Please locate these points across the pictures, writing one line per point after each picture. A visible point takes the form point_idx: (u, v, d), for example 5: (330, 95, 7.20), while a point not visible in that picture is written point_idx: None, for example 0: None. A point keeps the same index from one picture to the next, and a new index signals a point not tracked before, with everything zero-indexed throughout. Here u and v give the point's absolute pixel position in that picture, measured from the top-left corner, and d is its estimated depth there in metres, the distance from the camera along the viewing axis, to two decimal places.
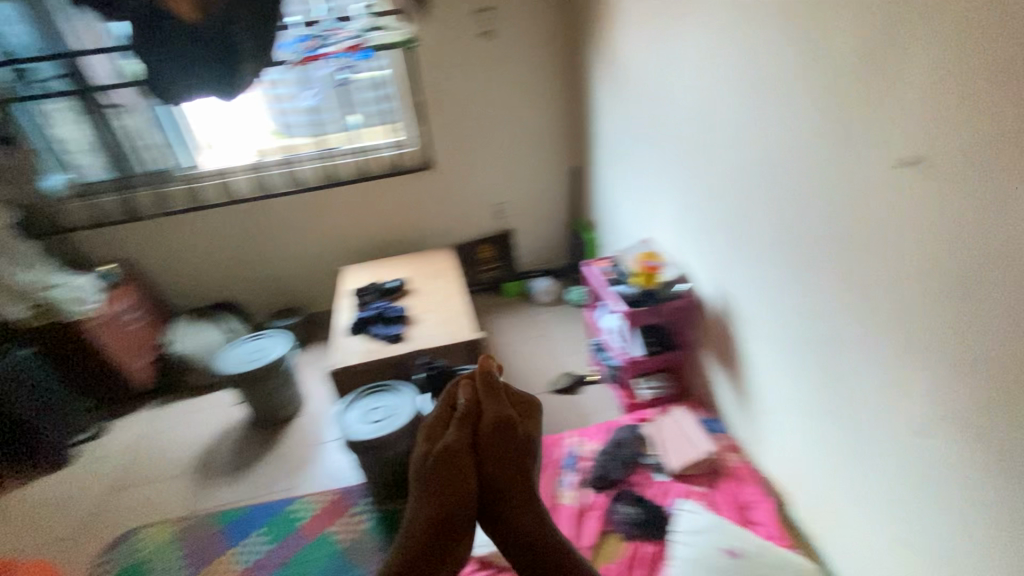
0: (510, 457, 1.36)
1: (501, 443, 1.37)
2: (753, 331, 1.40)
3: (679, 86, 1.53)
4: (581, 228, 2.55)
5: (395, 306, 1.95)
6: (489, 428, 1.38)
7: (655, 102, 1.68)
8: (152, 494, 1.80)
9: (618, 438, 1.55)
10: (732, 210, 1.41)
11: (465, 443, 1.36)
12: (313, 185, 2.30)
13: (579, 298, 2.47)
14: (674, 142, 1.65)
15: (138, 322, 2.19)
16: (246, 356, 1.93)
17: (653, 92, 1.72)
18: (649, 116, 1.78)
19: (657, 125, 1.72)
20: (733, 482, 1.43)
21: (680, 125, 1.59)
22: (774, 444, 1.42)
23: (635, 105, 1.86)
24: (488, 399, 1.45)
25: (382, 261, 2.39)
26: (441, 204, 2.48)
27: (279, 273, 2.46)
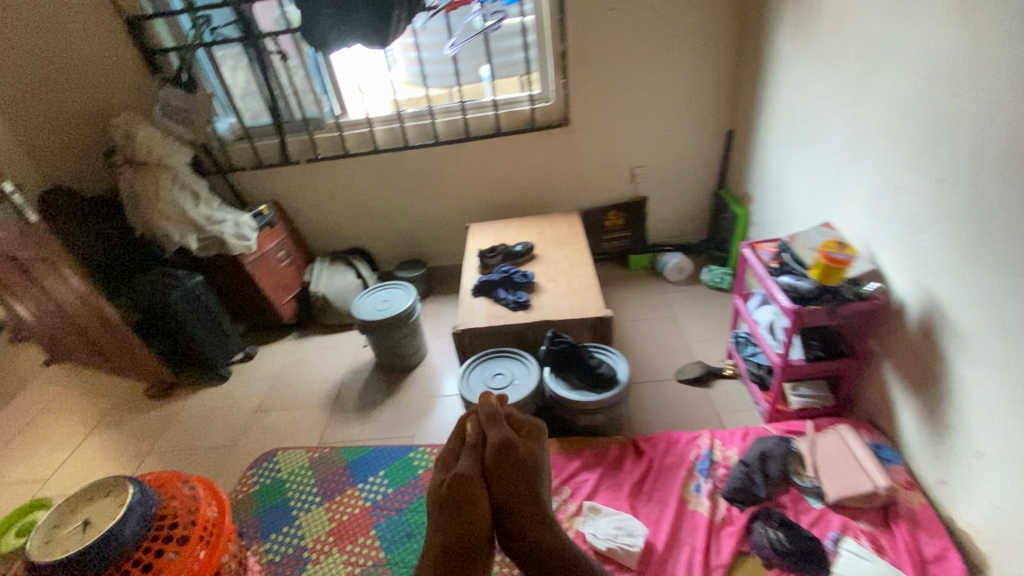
0: (523, 483, 1.17)
1: (513, 470, 1.18)
2: (952, 350, 1.15)
3: (904, 34, 1.19)
4: (729, 201, 2.25)
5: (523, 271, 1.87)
6: (496, 453, 1.19)
7: (863, 53, 1.34)
8: (290, 420, 1.97)
9: (767, 449, 1.34)
10: (929, 196, 1.17)
11: (473, 472, 1.18)
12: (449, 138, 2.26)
13: (717, 279, 2.25)
14: (880, 113, 1.31)
15: (284, 263, 2.37)
16: (378, 306, 2.00)
17: (858, 47, 1.36)
18: (844, 78, 1.43)
19: (858, 89, 1.38)
20: (911, 526, 1.19)
21: (892, 90, 1.25)
22: (977, 494, 1.14)
23: (825, 63, 1.51)
24: (496, 424, 1.25)
25: (508, 221, 2.32)
26: (574, 165, 2.32)
27: (407, 225, 2.51)
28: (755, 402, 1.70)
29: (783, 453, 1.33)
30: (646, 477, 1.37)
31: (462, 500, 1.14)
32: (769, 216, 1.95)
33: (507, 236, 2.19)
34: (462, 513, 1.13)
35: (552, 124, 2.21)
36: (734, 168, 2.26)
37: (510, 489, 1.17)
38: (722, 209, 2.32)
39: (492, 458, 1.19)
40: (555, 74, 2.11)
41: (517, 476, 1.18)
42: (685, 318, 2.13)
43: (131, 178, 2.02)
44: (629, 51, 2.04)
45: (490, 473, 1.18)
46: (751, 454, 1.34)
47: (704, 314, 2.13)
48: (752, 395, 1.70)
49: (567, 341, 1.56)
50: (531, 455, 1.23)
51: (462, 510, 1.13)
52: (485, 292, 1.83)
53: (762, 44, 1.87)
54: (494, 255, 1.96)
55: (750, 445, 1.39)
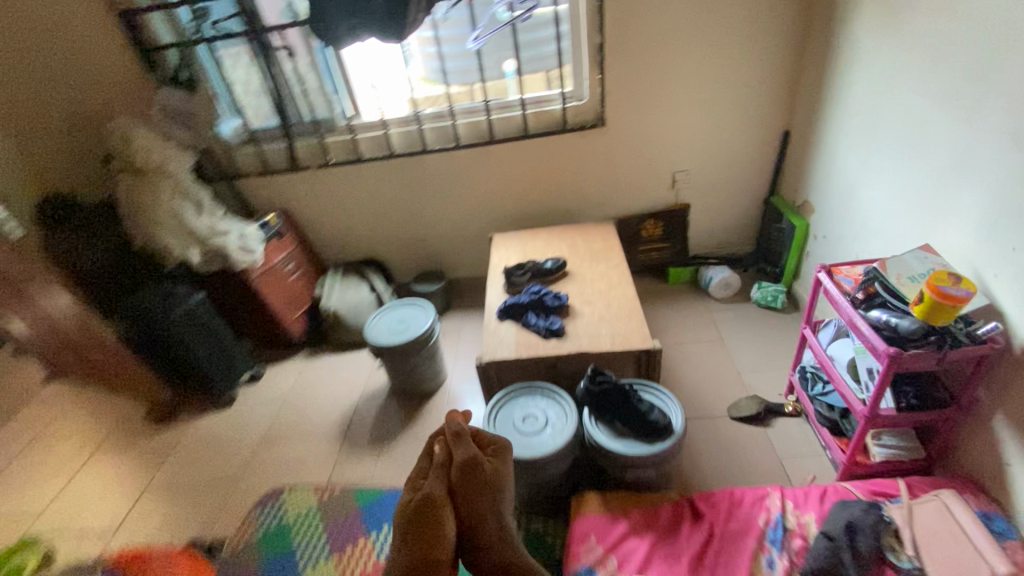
0: (488, 500, 1.14)
1: (481, 488, 1.15)
2: None
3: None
4: (783, 209, 2.01)
5: (554, 292, 1.66)
6: (463, 472, 1.15)
7: (971, 47, 1.11)
8: (298, 452, 1.81)
9: (851, 518, 1.12)
10: None
11: (440, 493, 1.13)
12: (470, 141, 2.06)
13: (769, 297, 2.02)
14: (997, 114, 1.06)
15: (292, 277, 2.21)
16: (392, 329, 1.81)
17: (963, 33, 1.11)
18: (942, 71, 1.18)
19: (962, 85, 1.13)
20: None
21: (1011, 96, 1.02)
22: None
23: (914, 53, 1.26)
24: (462, 443, 1.21)
25: (535, 232, 2.11)
26: (607, 169, 2.11)
27: (425, 235, 2.32)
28: (824, 447, 1.48)
29: (872, 523, 1.11)
30: (706, 547, 1.16)
31: (422, 524, 1.08)
32: (835, 229, 1.71)
33: (535, 249, 1.98)
34: (425, 537, 1.07)
35: (585, 125, 2.00)
36: (788, 172, 2.01)
37: (482, 506, 1.14)
38: (774, 218, 2.08)
39: (458, 477, 1.14)
40: (589, 69, 1.89)
41: (484, 495, 1.15)
42: (734, 341, 1.91)
43: (129, 188, 1.84)
44: (674, 42, 1.80)
45: (463, 487, 1.16)
46: (833, 522, 1.12)
47: (755, 337, 1.90)
48: (821, 438, 1.48)
49: (608, 380, 1.35)
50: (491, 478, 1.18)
51: (427, 534, 1.07)
52: (513, 316, 1.62)
53: (831, 33, 1.62)
54: (521, 273, 1.75)
55: (829, 509, 1.17)
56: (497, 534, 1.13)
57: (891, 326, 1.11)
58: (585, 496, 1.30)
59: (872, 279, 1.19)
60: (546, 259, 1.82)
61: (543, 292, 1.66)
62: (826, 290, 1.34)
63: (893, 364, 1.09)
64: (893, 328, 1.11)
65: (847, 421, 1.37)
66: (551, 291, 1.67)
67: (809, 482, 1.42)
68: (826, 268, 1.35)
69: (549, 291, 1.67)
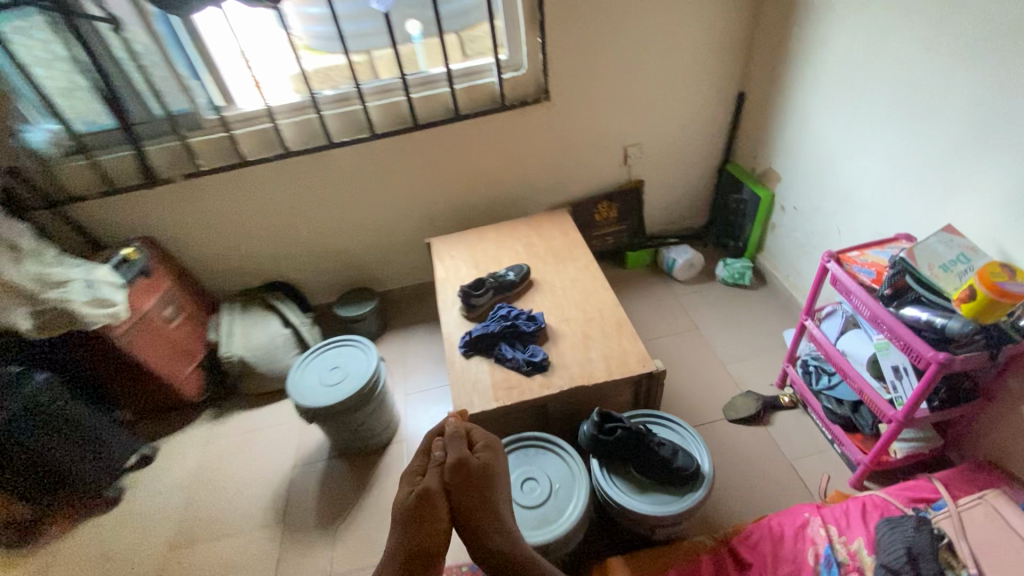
0: (486, 501, 0.95)
1: (477, 487, 0.96)
2: None
3: None
4: (743, 179, 1.86)
5: (524, 312, 1.38)
6: (459, 471, 0.97)
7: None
8: (224, 554, 1.41)
9: (905, 540, 1.00)
10: None
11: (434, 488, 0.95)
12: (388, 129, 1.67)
13: (736, 275, 1.89)
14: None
15: (174, 322, 1.70)
16: (326, 380, 1.44)
17: None
18: (964, 25, 1.03)
19: (993, 40, 0.99)
20: None
21: None
22: None
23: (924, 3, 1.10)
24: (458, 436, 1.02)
25: (480, 231, 1.79)
26: (554, 149, 1.82)
27: (346, 245, 1.91)
28: (832, 441, 1.38)
29: (928, 542, 0.99)
30: None
31: (408, 518, 0.92)
32: (811, 200, 1.59)
33: (486, 255, 1.68)
34: (413, 530, 0.91)
35: (527, 100, 1.68)
36: (745, 138, 1.86)
37: (476, 503, 0.96)
38: (732, 188, 1.94)
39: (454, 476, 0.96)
40: (527, 31, 1.57)
41: (474, 490, 0.96)
42: (711, 329, 1.78)
43: None
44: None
45: (457, 485, 0.96)
46: (891, 551, 0.99)
47: (731, 321, 1.78)
48: (829, 432, 1.38)
49: (623, 427, 1.10)
50: (493, 472, 0.99)
51: (416, 530, 0.91)
52: (482, 351, 1.32)
53: None
54: (479, 293, 1.43)
55: (878, 531, 1.05)
56: (496, 535, 0.94)
57: (936, 327, 0.97)
58: (612, 561, 1.09)
59: (901, 271, 1.04)
60: (504, 268, 1.51)
61: (512, 314, 1.37)
62: (838, 282, 1.20)
63: (942, 371, 0.96)
64: (938, 329, 0.97)
65: (862, 417, 1.27)
66: (521, 312, 1.38)
67: (825, 484, 1.32)
68: (835, 256, 1.20)
69: (518, 311, 1.39)
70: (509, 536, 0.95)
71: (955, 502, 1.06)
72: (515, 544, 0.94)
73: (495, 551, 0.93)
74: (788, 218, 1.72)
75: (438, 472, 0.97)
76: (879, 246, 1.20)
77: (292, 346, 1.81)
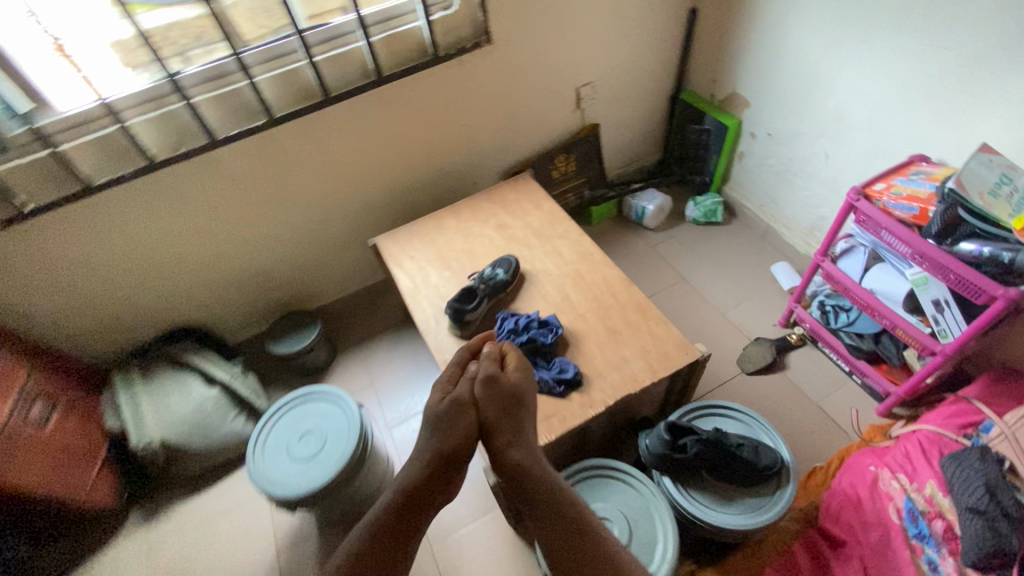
0: (515, 418, 0.90)
1: (506, 405, 0.91)
2: None
3: None
4: (702, 107, 1.71)
5: (532, 317, 1.15)
6: (489, 390, 0.93)
7: None
8: None
9: (979, 476, 0.99)
10: None
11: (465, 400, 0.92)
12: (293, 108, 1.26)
13: (708, 212, 1.78)
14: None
15: (50, 425, 1.22)
16: (302, 455, 1.14)
17: None
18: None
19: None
20: None
21: None
22: None
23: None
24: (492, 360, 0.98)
25: (432, 218, 1.48)
26: (499, 102, 1.52)
27: (266, 264, 1.51)
28: (850, 373, 1.37)
29: (997, 471, 1.00)
30: None
31: (433, 415, 0.91)
32: (789, 125, 1.48)
33: (452, 248, 1.39)
34: (441, 433, 0.89)
35: (465, 46, 1.34)
36: (699, 61, 1.69)
37: (500, 420, 0.90)
38: (689, 119, 1.78)
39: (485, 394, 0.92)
40: None
41: (496, 402, 0.92)
42: (697, 275, 1.68)
43: None
44: None
45: (483, 398, 0.92)
46: (970, 491, 0.98)
47: (714, 264, 1.69)
48: (846, 365, 1.36)
49: (697, 439, 0.95)
50: (522, 395, 0.94)
51: (446, 431, 0.88)
52: None
53: None
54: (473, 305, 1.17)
55: (947, 470, 1.03)
56: (514, 449, 0.88)
57: (1003, 263, 0.91)
58: None
59: (952, 206, 0.96)
60: (489, 266, 1.26)
61: (519, 324, 1.14)
62: (868, 219, 1.10)
63: (1011, 306, 0.92)
64: (1004, 264, 0.91)
65: (887, 348, 1.25)
66: (528, 317, 1.15)
67: (856, 419, 1.31)
68: (862, 193, 1.10)
69: (524, 318, 1.16)
70: (529, 454, 0.88)
71: (1002, 420, 1.07)
72: (533, 462, 0.87)
73: (513, 465, 0.86)
74: (760, 146, 1.60)
75: (468, 382, 0.95)
76: (901, 174, 1.11)
77: (226, 409, 1.40)
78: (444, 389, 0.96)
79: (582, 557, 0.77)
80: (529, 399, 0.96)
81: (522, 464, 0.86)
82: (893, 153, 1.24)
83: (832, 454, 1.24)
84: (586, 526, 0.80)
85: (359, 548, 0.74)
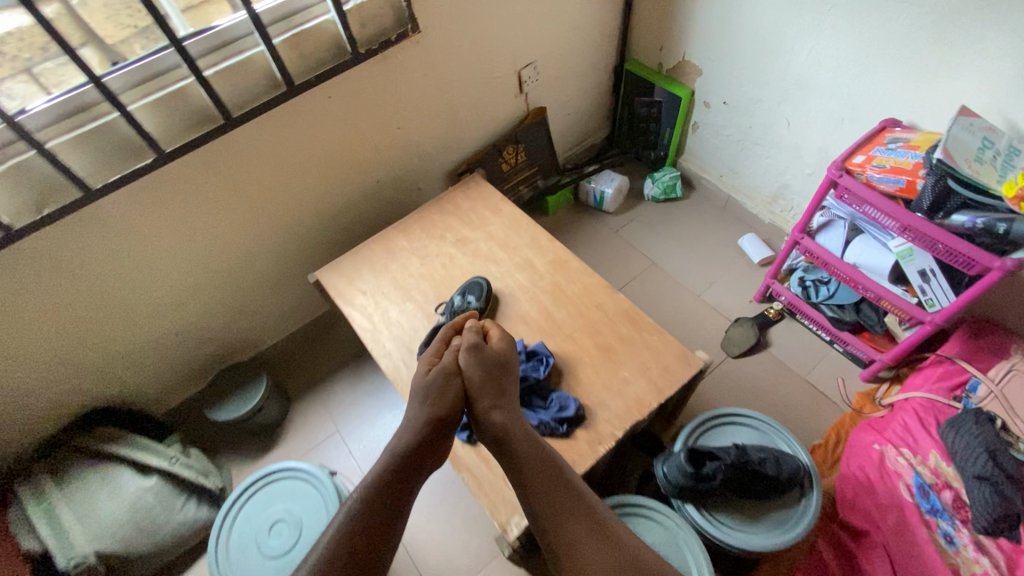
0: (498, 383, 0.89)
1: (490, 371, 0.90)
2: None
3: None
4: (650, 78, 1.60)
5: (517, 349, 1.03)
6: (472, 355, 0.91)
7: None
8: None
9: (979, 440, 1.00)
10: None
11: (449, 365, 0.91)
12: (188, 136, 1.02)
13: (667, 189, 1.69)
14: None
15: None
16: (278, 550, 0.98)
17: None
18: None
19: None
20: None
21: None
22: None
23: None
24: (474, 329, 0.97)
25: (379, 240, 1.29)
26: (435, 97, 1.33)
27: (189, 319, 1.28)
28: (831, 341, 1.37)
29: (994, 434, 1.01)
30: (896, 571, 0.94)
31: (420, 387, 0.90)
32: (747, 92, 1.40)
33: (409, 274, 1.22)
34: (428, 402, 0.87)
35: (388, 38, 1.12)
36: (642, 27, 1.56)
37: (485, 387, 0.89)
38: (637, 91, 1.66)
39: (469, 360, 0.91)
40: None
41: (482, 370, 0.90)
42: (666, 257, 1.61)
43: None
44: None
45: (467, 368, 0.90)
46: (974, 459, 0.99)
47: (681, 242, 1.63)
48: (828, 335, 1.35)
49: (718, 464, 0.88)
50: (506, 362, 0.93)
51: (434, 399, 0.87)
52: None
53: None
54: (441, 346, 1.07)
55: (947, 439, 1.04)
56: (498, 412, 0.86)
57: (997, 234, 0.88)
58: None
59: (942, 178, 0.91)
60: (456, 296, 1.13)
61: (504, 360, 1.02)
62: (850, 195, 1.05)
63: (1007, 277, 0.90)
64: (998, 235, 0.88)
65: (870, 317, 1.24)
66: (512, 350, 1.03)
67: (843, 388, 1.32)
68: (843, 168, 1.05)
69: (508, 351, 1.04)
70: (513, 416, 0.87)
71: (987, 378, 1.09)
72: (519, 423, 0.86)
73: (497, 429, 0.85)
74: (716, 115, 1.52)
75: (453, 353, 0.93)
76: (878, 143, 1.06)
77: (171, 500, 1.19)
78: (429, 360, 0.95)
79: (569, 507, 0.77)
80: (515, 367, 0.95)
81: (509, 427, 0.85)
82: (860, 116, 1.19)
83: (829, 430, 1.24)
84: (570, 479, 0.80)
85: (350, 525, 0.70)
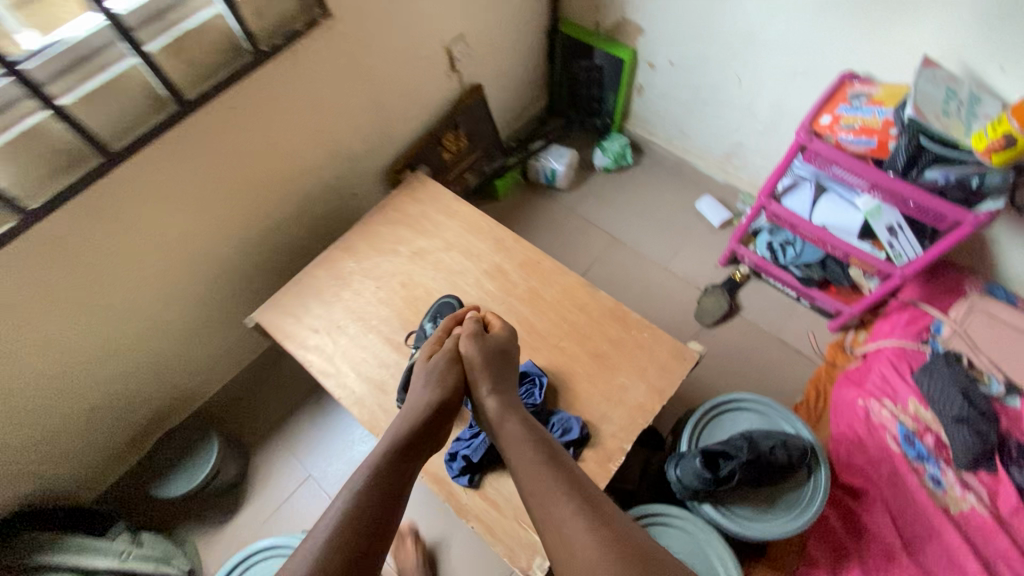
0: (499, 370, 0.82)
1: (492, 356, 0.83)
2: None
3: None
4: (588, 40, 1.48)
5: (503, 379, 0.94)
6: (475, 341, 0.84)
7: None
8: None
9: (954, 382, 1.05)
10: None
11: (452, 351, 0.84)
12: (55, 184, 0.80)
13: (618, 157, 1.61)
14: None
15: None
16: None
17: None
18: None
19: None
20: None
21: None
22: None
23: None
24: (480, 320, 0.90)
25: (321, 265, 1.13)
26: (359, 89, 1.14)
27: (107, 390, 1.08)
28: (798, 298, 1.38)
29: (963, 373, 1.07)
30: (897, 522, 0.98)
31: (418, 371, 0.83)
32: (692, 49, 1.32)
33: (364, 301, 1.08)
34: (431, 387, 0.80)
35: (296, 32, 0.93)
36: None
37: (485, 372, 0.81)
38: (575, 54, 1.54)
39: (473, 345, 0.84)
40: None
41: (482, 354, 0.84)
42: (627, 230, 1.55)
43: None
44: None
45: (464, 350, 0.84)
46: (952, 403, 1.04)
47: (640, 213, 1.57)
48: (794, 292, 1.37)
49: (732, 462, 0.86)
50: (509, 350, 0.86)
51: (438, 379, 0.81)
52: (496, 466, 0.88)
53: None
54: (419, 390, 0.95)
55: (922, 384, 1.08)
56: (494, 396, 0.80)
57: (971, 188, 0.88)
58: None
59: (914, 136, 0.90)
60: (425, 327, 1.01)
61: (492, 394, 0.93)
62: (820, 159, 1.02)
63: (979, 228, 0.91)
64: (971, 188, 0.89)
65: (836, 272, 1.26)
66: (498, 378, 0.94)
67: (814, 341, 1.34)
68: (811, 132, 1.00)
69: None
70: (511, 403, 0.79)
71: (949, 318, 1.14)
72: (517, 408, 0.79)
73: (493, 413, 0.78)
74: (661, 75, 1.44)
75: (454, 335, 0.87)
76: (841, 101, 1.02)
77: None
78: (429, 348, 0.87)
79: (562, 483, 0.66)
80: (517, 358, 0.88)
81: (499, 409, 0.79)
82: (814, 69, 1.15)
83: (809, 387, 1.27)
84: (567, 462, 0.70)
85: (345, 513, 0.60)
